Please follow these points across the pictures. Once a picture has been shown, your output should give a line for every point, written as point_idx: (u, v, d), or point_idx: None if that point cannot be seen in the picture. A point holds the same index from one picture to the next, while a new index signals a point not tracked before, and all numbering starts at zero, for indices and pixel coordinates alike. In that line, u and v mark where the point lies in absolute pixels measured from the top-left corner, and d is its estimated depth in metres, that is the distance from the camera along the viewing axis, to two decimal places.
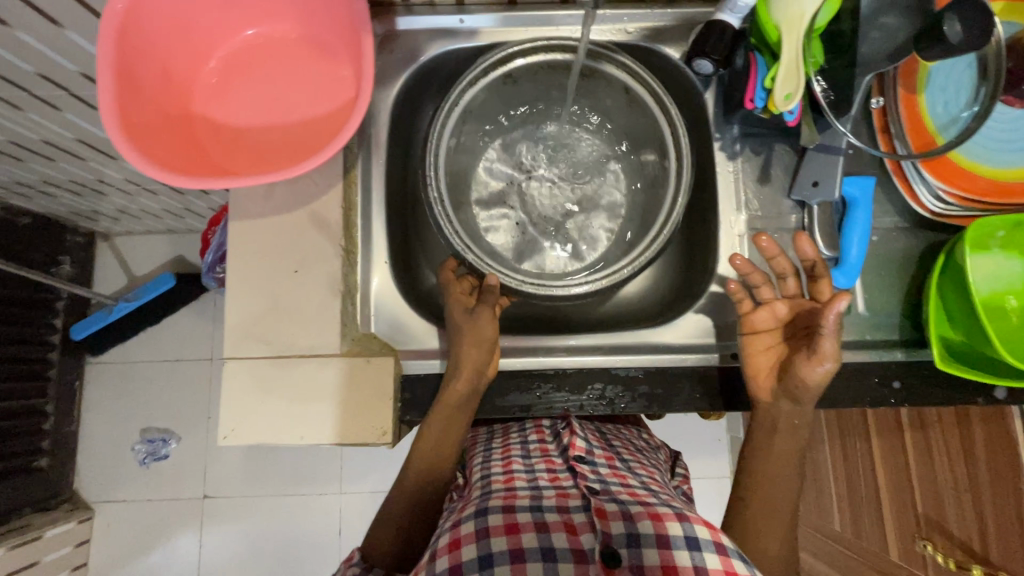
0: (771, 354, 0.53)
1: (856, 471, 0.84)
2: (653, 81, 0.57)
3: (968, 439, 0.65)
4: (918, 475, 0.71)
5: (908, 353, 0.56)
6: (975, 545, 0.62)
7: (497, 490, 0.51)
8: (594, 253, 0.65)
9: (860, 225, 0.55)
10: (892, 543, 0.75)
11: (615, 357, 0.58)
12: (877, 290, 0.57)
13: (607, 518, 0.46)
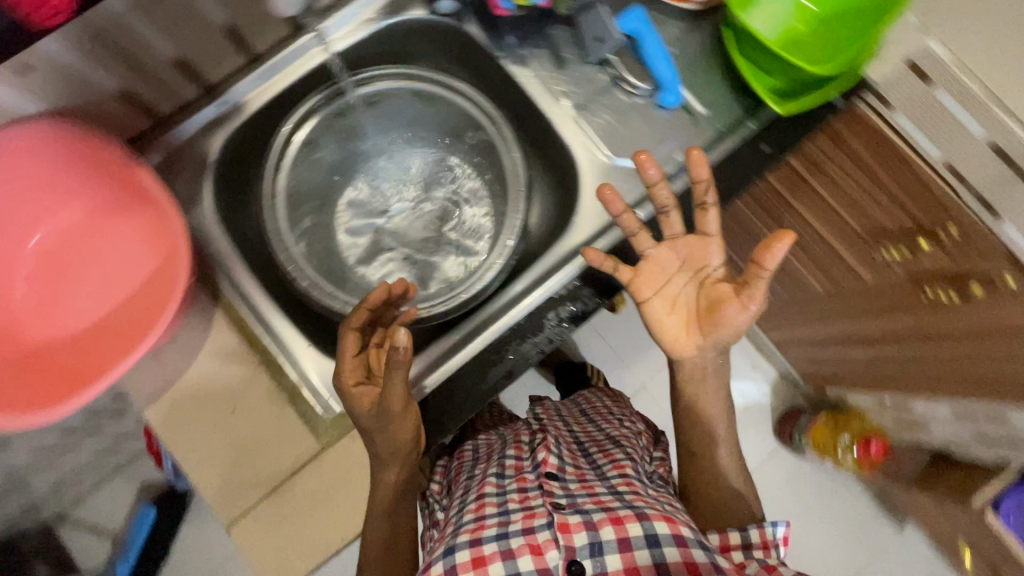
0: (676, 305, 0.57)
1: (802, 235, 0.90)
2: (431, 73, 0.62)
3: (849, 149, 0.70)
4: (840, 203, 0.78)
5: (757, 120, 0.60)
6: (909, 223, 0.70)
7: (466, 524, 0.54)
8: (482, 242, 0.67)
9: (654, 46, 0.59)
10: (858, 265, 0.83)
11: (549, 282, 0.58)
12: (703, 87, 0.62)
13: (565, 530, 0.50)
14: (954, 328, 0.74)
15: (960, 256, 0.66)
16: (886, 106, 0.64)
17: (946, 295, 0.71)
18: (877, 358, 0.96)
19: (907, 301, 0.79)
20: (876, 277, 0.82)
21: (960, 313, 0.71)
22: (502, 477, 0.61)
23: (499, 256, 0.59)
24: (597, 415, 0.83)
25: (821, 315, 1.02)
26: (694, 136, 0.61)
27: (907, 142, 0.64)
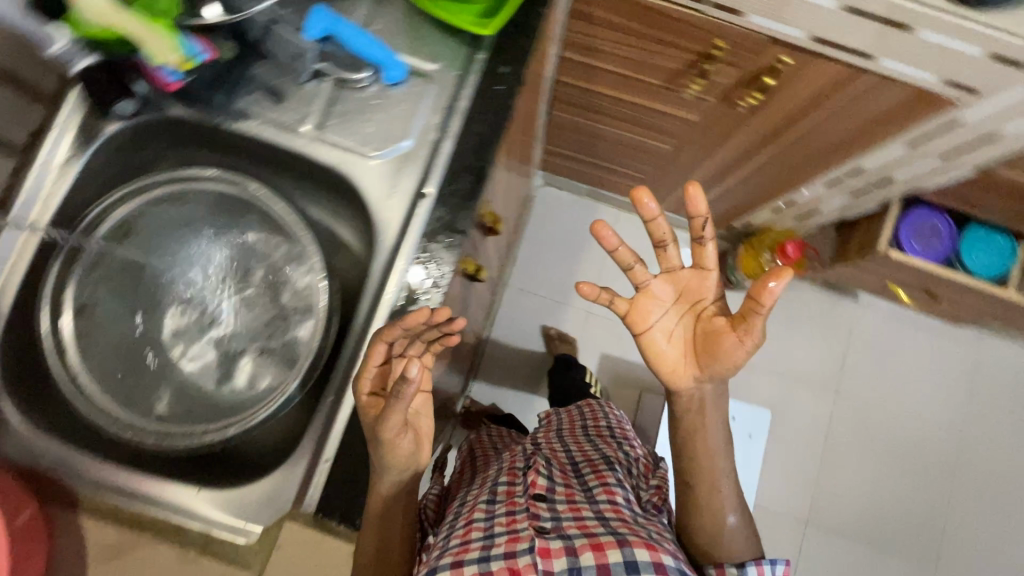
0: (673, 335, 0.80)
1: (621, 109, 1.06)
2: (159, 175, 0.63)
3: (605, 24, 0.83)
4: (630, 70, 0.93)
5: (483, 49, 0.60)
6: (690, 57, 0.84)
7: (455, 542, 0.67)
8: (322, 298, 0.62)
9: (352, 36, 0.57)
10: (676, 109, 0.99)
11: (385, 300, 0.57)
12: (419, 46, 0.60)
13: (547, 560, 0.62)
14: (767, 111, 0.90)
15: (737, 60, 0.81)
16: None
17: (751, 96, 0.87)
18: (733, 167, 1.15)
19: (722, 112, 0.95)
20: (696, 110, 0.98)
21: (766, 99, 0.87)
22: (492, 497, 0.74)
23: (323, 302, 0.61)
24: (599, 434, 1.00)
25: (678, 159, 1.19)
26: (439, 95, 0.60)
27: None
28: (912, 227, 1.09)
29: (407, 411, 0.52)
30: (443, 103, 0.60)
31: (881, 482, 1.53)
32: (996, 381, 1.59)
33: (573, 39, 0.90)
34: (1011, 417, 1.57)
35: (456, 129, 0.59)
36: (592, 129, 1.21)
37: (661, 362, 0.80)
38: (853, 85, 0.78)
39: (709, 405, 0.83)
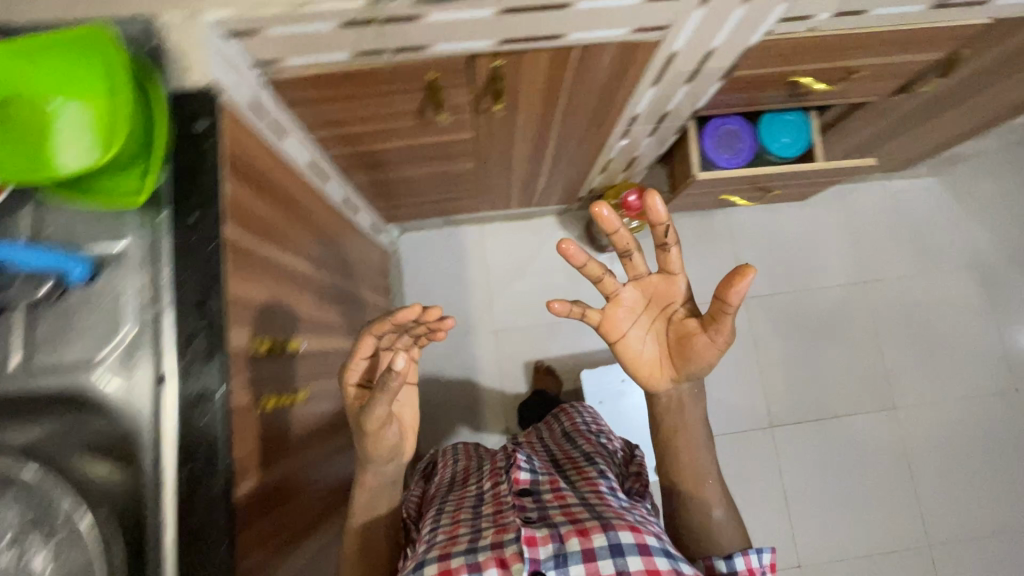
0: (650, 338, 0.79)
1: (407, 153, 1.06)
2: None
3: (326, 102, 0.82)
4: (384, 124, 0.92)
5: (159, 201, 0.58)
6: (418, 94, 0.84)
7: (439, 540, 0.65)
8: (100, 530, 0.56)
9: (23, 257, 0.52)
10: (450, 133, 1.00)
11: (163, 481, 0.55)
12: (97, 231, 0.58)
13: (533, 545, 0.59)
14: (520, 104, 0.92)
15: (459, 80, 0.82)
16: (273, 66, 0.72)
17: (494, 101, 0.88)
18: (541, 155, 1.16)
19: (486, 119, 0.96)
20: (466, 127, 0.98)
21: (510, 96, 0.88)
22: (476, 506, 0.73)
23: (90, 540, 0.56)
24: (577, 430, 1.02)
25: (489, 166, 1.20)
26: (132, 265, 0.58)
27: (337, 69, 0.74)
28: (714, 138, 1.13)
29: (388, 404, 0.62)
30: (140, 269, 0.57)
31: (817, 355, 1.60)
32: (871, 219, 1.68)
33: (315, 124, 0.88)
34: (897, 244, 1.67)
35: (164, 286, 0.57)
36: (399, 177, 1.20)
37: (639, 366, 0.79)
38: (569, 61, 0.79)
39: (689, 400, 0.81)
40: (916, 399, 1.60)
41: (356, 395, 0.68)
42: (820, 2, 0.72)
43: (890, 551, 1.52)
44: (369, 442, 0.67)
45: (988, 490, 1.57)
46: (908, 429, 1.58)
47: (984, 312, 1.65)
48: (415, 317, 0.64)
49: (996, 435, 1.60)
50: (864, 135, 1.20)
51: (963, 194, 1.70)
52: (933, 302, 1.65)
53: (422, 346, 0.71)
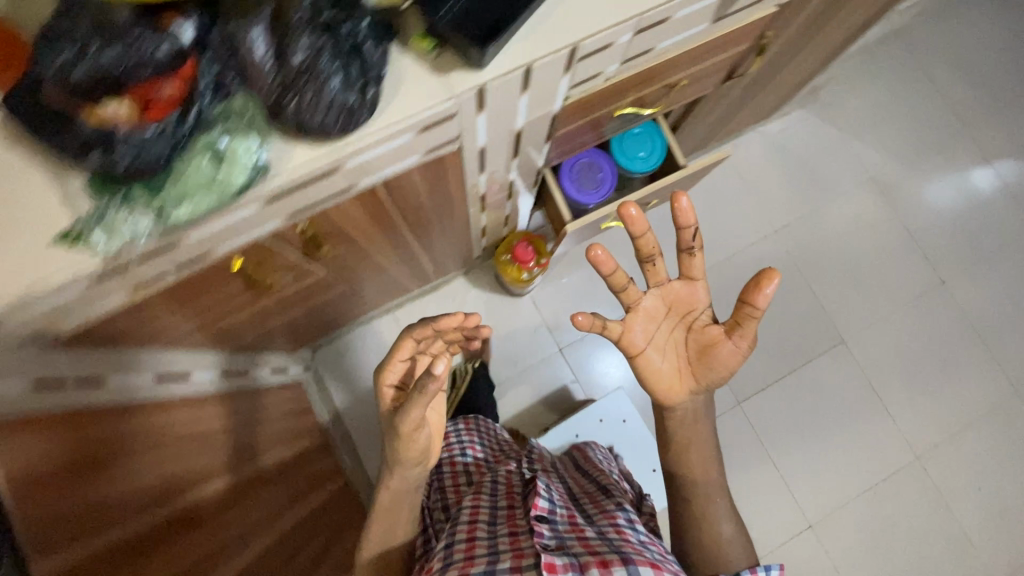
0: (669, 346, 0.82)
1: (269, 310, 0.99)
2: None
3: (138, 325, 0.74)
4: (222, 307, 0.84)
5: None
6: (238, 277, 0.76)
7: (457, 564, 0.68)
8: None
9: None
10: (301, 281, 0.93)
11: None
12: None
13: (554, 572, 0.62)
14: (356, 237, 0.86)
15: (274, 252, 0.75)
16: (50, 333, 0.63)
17: (325, 249, 0.82)
18: (411, 252, 1.11)
19: (331, 259, 0.90)
20: (314, 271, 0.91)
21: (339, 238, 0.82)
22: (494, 528, 0.75)
23: None
24: (588, 468, 1.05)
25: (365, 279, 1.13)
26: None
27: (128, 303, 0.66)
28: (573, 178, 1.10)
29: (425, 409, 0.65)
30: None
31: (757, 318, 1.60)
32: (761, 169, 1.68)
33: (142, 342, 0.79)
34: (792, 184, 1.69)
35: None
36: (277, 325, 1.11)
37: (658, 379, 0.82)
38: (376, 194, 0.73)
39: (701, 415, 0.87)
40: (860, 324, 1.62)
41: (394, 403, 0.73)
42: (601, 61, 0.68)
43: (886, 477, 1.54)
44: (400, 447, 0.71)
45: (951, 384, 1.61)
46: (862, 355, 1.61)
47: (890, 219, 1.69)
48: (459, 322, 0.72)
49: (942, 328, 1.64)
50: (714, 118, 1.20)
51: (834, 115, 1.73)
52: (843, 227, 1.68)
53: (456, 350, 0.76)
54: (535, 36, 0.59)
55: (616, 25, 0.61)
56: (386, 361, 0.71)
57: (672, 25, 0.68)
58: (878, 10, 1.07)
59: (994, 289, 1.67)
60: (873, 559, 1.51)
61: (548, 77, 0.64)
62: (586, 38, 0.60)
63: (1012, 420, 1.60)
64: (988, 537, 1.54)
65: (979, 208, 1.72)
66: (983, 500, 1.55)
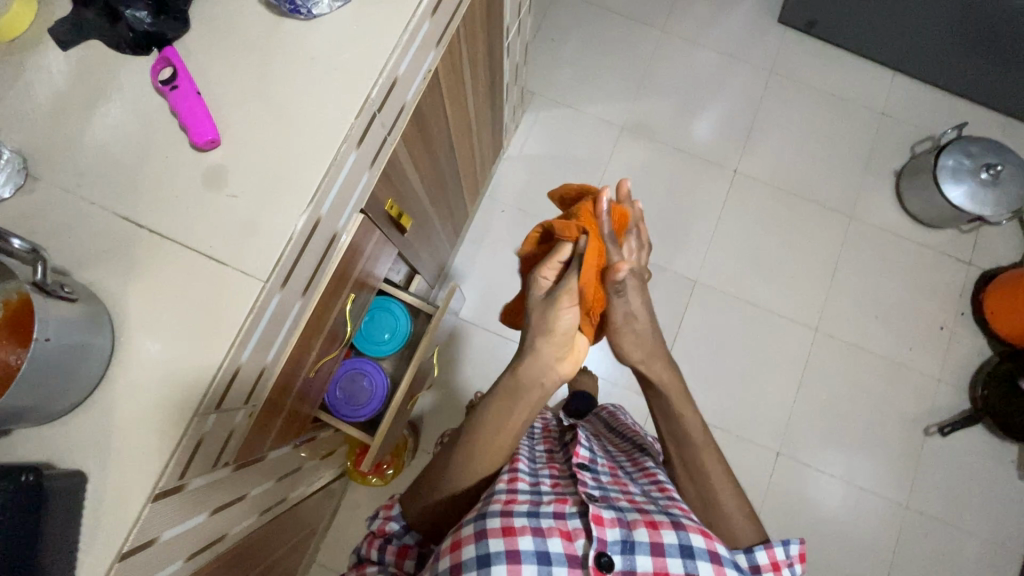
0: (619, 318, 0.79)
1: None
2: None
3: None
4: None
5: None
6: None
7: (500, 494, 0.61)
8: None
9: None
10: None
11: None
12: None
13: (601, 525, 0.57)
14: None
15: None
16: None
17: None
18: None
19: None
20: None
21: None
22: (534, 469, 0.70)
23: None
24: (615, 430, 0.96)
25: None
26: None
27: None
28: (341, 403, 1.03)
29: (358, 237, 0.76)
30: None
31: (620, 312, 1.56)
32: (528, 189, 1.64)
33: None
34: (563, 180, 1.65)
35: None
36: None
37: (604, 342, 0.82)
38: None
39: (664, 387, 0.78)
40: (701, 254, 1.63)
41: (337, 260, 0.74)
42: (214, 438, 0.60)
43: (804, 365, 1.57)
44: (325, 278, 0.72)
45: (802, 248, 1.64)
46: (719, 280, 1.61)
47: (661, 149, 1.69)
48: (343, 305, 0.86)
49: (764, 204, 1.67)
50: (432, 232, 1.14)
51: (556, 95, 1.70)
52: (628, 185, 1.66)
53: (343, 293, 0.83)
54: (105, 526, 0.51)
55: (181, 443, 0.53)
56: (336, 263, 0.74)
57: (258, 354, 0.61)
58: (489, 64, 1.04)
59: (778, 143, 1.71)
60: (845, 438, 1.54)
61: (163, 514, 0.56)
62: (161, 478, 0.52)
63: (865, 239, 1.65)
64: (913, 348, 1.59)
65: (721, 86, 1.74)
66: (889, 322, 1.60)
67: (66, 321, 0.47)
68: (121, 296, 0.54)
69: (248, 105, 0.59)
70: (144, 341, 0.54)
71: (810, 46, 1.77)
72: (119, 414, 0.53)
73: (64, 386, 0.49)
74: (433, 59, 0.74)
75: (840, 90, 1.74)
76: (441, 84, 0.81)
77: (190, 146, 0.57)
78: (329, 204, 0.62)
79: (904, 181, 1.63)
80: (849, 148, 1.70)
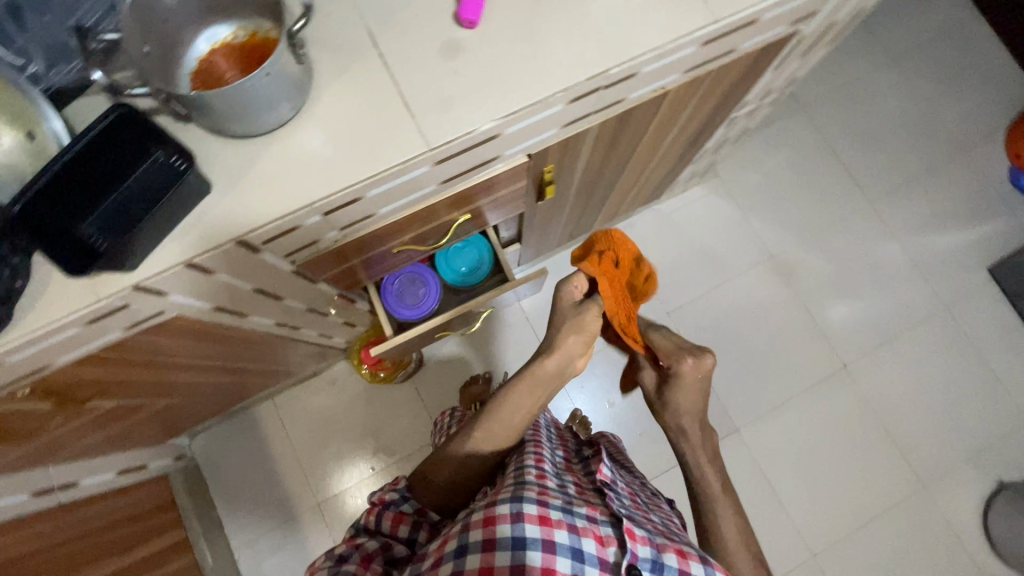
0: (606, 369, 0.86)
1: (107, 423, 1.01)
2: None
3: None
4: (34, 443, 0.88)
5: None
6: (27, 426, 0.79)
7: (530, 484, 0.60)
8: None
9: None
10: (128, 397, 0.95)
11: None
12: None
13: (635, 538, 0.57)
14: (151, 370, 0.87)
15: (53, 402, 0.78)
16: None
17: (105, 386, 0.83)
18: (242, 361, 1.10)
19: (144, 382, 0.91)
20: (134, 389, 0.92)
21: (126, 377, 0.84)
22: (558, 474, 0.69)
23: None
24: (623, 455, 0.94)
25: (211, 383, 1.15)
26: None
27: None
28: (394, 293, 1.09)
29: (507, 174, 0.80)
30: None
31: None
32: (652, 247, 1.63)
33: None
34: (686, 263, 1.63)
35: None
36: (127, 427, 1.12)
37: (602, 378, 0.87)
38: (121, 353, 0.74)
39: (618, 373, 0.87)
40: (758, 413, 1.55)
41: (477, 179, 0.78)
42: (306, 232, 0.66)
43: None
44: (461, 182, 0.76)
45: (855, 478, 1.51)
46: (756, 445, 1.52)
47: (789, 299, 1.62)
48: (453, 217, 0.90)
49: (849, 414, 1.55)
50: (554, 220, 1.18)
51: (735, 192, 1.68)
52: (739, 305, 1.61)
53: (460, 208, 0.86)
54: (193, 235, 0.58)
55: (286, 216, 0.60)
56: (481, 175, 0.77)
57: (380, 198, 0.67)
58: (706, 121, 1.04)
59: (902, 373, 1.58)
60: None
61: (235, 260, 0.63)
62: (253, 232, 0.59)
63: (922, 517, 1.49)
64: None
65: (887, 287, 1.63)
66: None
67: (284, 74, 0.55)
68: (324, 83, 0.62)
69: (516, 11, 0.64)
70: (316, 127, 0.61)
71: (1001, 313, 1.62)
72: (260, 165, 0.60)
73: (246, 114, 0.56)
74: (671, 80, 0.77)
75: (999, 371, 1.58)
76: (661, 107, 0.84)
77: (451, 17, 0.63)
78: (516, 127, 0.66)
79: (1003, 497, 1.45)
80: (969, 426, 1.54)
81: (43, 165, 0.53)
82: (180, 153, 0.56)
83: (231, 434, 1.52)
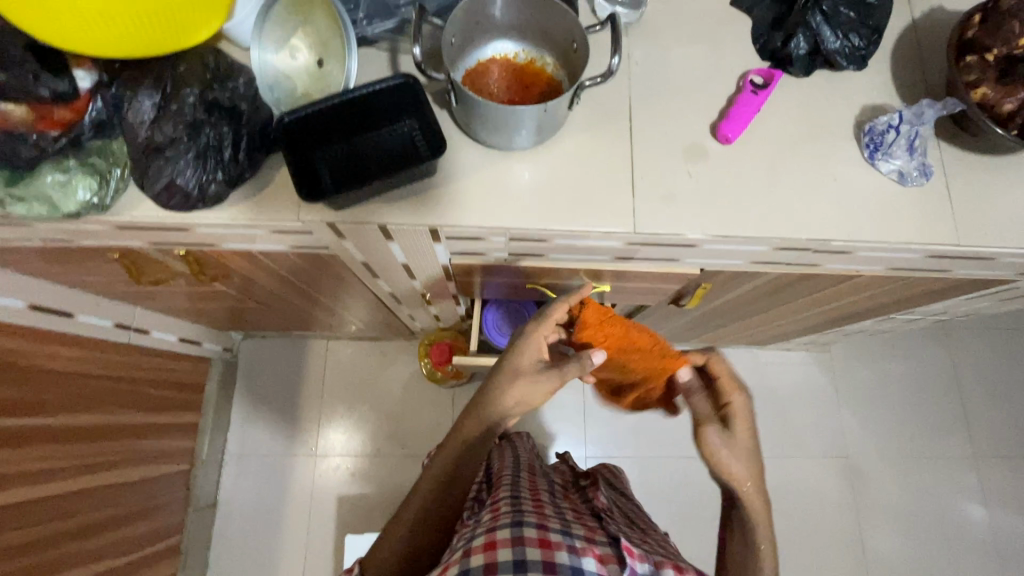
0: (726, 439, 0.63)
1: (204, 298, 1.07)
2: None
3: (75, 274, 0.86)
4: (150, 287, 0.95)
5: None
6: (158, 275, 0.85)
7: (528, 513, 0.55)
8: None
9: None
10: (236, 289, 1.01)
11: None
12: None
13: (633, 556, 0.51)
14: (272, 280, 0.92)
15: (188, 269, 0.84)
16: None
17: (232, 276, 0.88)
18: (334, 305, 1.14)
19: (257, 284, 0.97)
20: (247, 286, 0.98)
21: (252, 276, 0.89)
22: (554, 504, 0.63)
23: None
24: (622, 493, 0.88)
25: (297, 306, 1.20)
26: None
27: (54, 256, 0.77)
28: (495, 314, 1.10)
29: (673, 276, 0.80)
30: None
31: None
32: None
33: (77, 279, 0.90)
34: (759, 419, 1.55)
35: None
36: (212, 308, 1.19)
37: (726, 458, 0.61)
38: (268, 260, 0.79)
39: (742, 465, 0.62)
40: None
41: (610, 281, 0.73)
42: (483, 244, 0.68)
43: None
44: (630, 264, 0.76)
45: None
46: None
47: (845, 508, 1.50)
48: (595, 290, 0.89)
49: None
50: (669, 324, 1.15)
51: (840, 377, 1.59)
52: (791, 488, 1.50)
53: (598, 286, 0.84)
54: (399, 206, 0.62)
55: (481, 229, 0.63)
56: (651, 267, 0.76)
57: (562, 247, 0.68)
58: (867, 311, 1.00)
59: None
60: None
61: (414, 239, 0.66)
62: (448, 226, 0.62)
63: None
64: None
65: (952, 553, 1.48)
66: None
67: (553, 115, 0.58)
68: (571, 130, 0.64)
69: (769, 148, 0.64)
70: (547, 164, 0.63)
71: None
72: (484, 172, 0.63)
73: (501, 130, 0.59)
74: (871, 270, 0.74)
75: None
76: (842, 284, 0.81)
77: (709, 126, 0.65)
78: (716, 246, 0.66)
79: None
80: None
81: (320, 94, 0.59)
82: (429, 134, 0.59)
83: (277, 352, 1.57)
